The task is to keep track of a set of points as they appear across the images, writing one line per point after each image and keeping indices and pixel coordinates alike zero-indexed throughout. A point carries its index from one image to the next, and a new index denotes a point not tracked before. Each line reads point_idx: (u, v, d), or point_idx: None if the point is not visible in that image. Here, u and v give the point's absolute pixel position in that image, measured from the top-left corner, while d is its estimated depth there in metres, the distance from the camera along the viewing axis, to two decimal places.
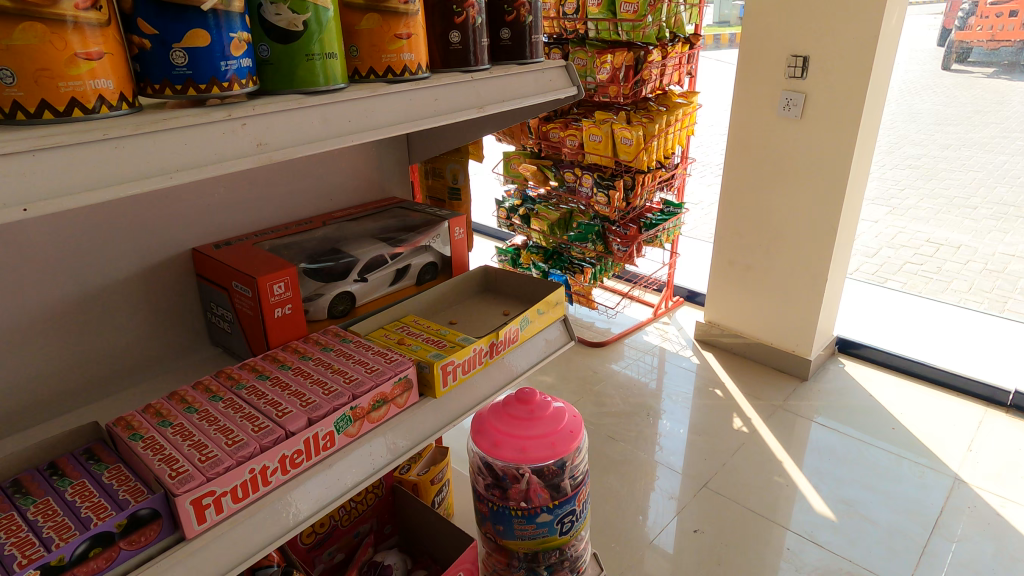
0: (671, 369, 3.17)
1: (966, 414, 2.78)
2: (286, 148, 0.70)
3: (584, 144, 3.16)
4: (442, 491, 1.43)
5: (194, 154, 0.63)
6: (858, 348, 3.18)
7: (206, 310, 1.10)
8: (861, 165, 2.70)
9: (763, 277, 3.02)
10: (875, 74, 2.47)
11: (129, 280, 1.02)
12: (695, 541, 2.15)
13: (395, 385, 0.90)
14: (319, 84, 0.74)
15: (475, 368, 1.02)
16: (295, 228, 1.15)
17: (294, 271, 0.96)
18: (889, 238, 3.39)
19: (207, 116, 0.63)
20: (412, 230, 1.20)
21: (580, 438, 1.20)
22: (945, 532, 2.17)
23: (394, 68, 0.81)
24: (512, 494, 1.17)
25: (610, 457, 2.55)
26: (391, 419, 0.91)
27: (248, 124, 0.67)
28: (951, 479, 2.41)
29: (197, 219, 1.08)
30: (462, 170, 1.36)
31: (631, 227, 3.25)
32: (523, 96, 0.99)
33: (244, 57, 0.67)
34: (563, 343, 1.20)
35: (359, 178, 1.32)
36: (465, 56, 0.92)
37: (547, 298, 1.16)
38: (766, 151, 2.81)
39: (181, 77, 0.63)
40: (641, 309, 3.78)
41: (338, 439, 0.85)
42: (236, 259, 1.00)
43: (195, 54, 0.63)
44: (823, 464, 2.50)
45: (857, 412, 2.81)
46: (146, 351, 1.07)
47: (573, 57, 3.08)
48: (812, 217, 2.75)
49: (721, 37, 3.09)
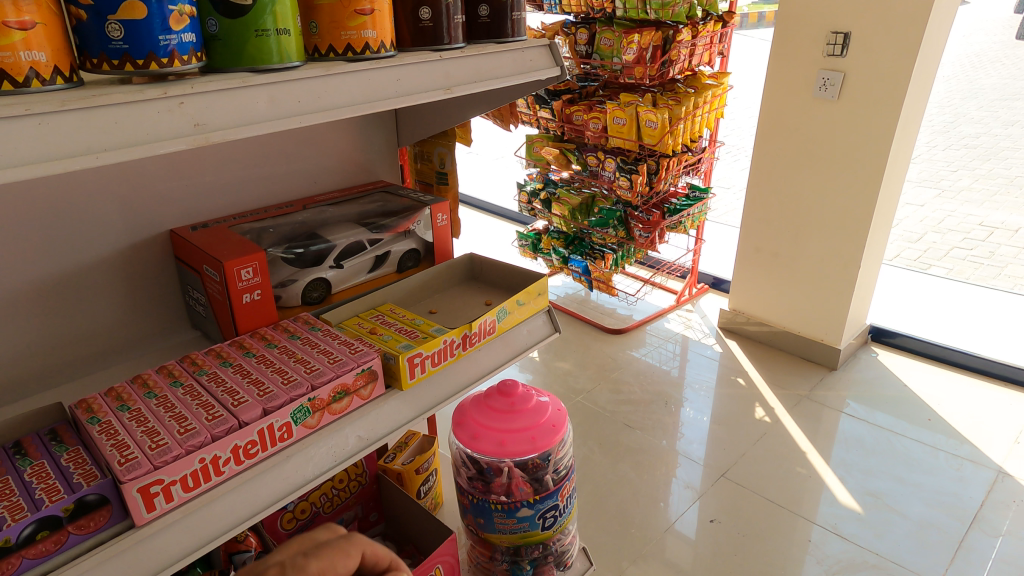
0: (694, 357, 3.09)
1: (1013, 404, 2.64)
2: (226, 129, 0.66)
3: (608, 127, 3.06)
4: (429, 480, 1.42)
5: (124, 134, 0.59)
6: (894, 338, 3.04)
7: (184, 293, 1.09)
8: (904, 145, 2.54)
9: (792, 264, 2.90)
10: (924, 48, 2.31)
11: (108, 261, 1.02)
12: (712, 532, 2.09)
13: (358, 376, 0.88)
14: (272, 62, 0.69)
15: (447, 360, 0.99)
16: (274, 212, 1.13)
17: (263, 256, 0.94)
18: (935, 222, 3.27)
19: (139, 93, 0.60)
20: (394, 215, 1.17)
21: (564, 432, 1.16)
22: (984, 526, 2.07)
23: (354, 46, 0.77)
24: (494, 487, 1.15)
25: (625, 445, 2.51)
26: (355, 411, 0.90)
27: (186, 103, 0.63)
28: (994, 471, 2.30)
29: (175, 202, 1.07)
30: (449, 154, 1.32)
31: (655, 211, 3.14)
32: (500, 78, 0.94)
33: (187, 32, 0.61)
34: (546, 335, 1.16)
35: (346, 160, 1.30)
36: (436, 35, 0.87)
37: (529, 288, 1.12)
38: (800, 134, 2.67)
39: (118, 51, 0.58)
40: (664, 296, 3.70)
41: (297, 430, 0.83)
42: (210, 243, 0.99)
43: (131, 27, 0.57)
44: (850, 456, 2.41)
45: (889, 404, 2.68)
46: (128, 332, 1.08)
47: (600, 37, 2.97)
48: (851, 200, 2.61)
49: (763, 15, 2.97)
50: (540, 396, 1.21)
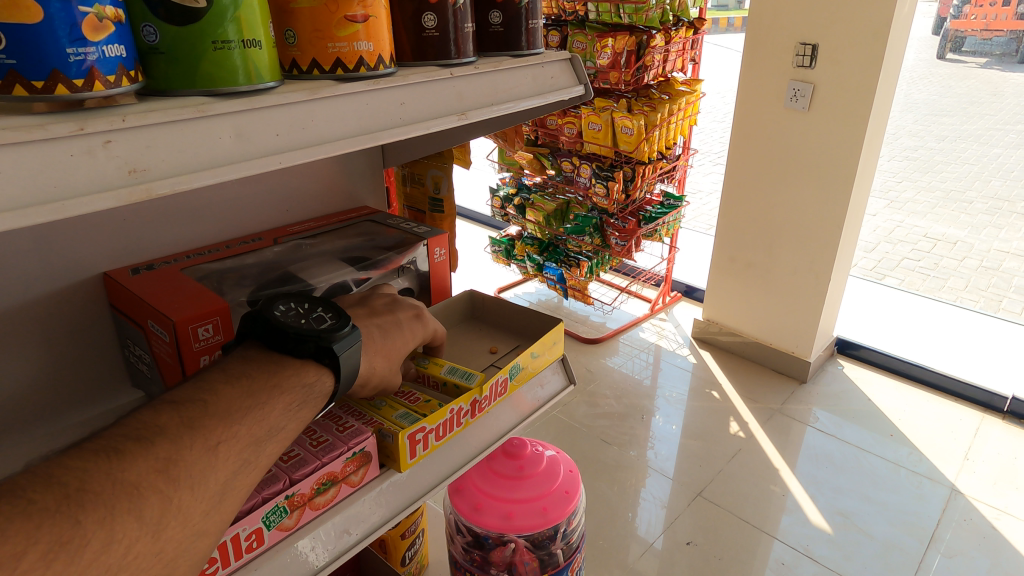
0: (666, 367, 2.93)
1: (964, 419, 2.55)
2: (173, 178, 0.49)
3: (583, 133, 2.93)
4: (414, 544, 1.28)
5: (24, 186, 0.42)
6: (858, 350, 2.91)
7: (124, 347, 0.90)
8: (874, 152, 2.44)
9: (766, 275, 2.77)
10: (891, 55, 2.22)
11: (24, 312, 0.83)
12: (687, 556, 1.94)
13: (348, 462, 0.74)
14: (238, 83, 0.53)
15: (453, 432, 0.85)
16: (240, 247, 0.96)
17: (225, 308, 0.76)
18: (886, 233, 3.32)
19: (40, 129, 0.42)
20: (385, 249, 1.00)
21: (576, 501, 1.13)
22: (942, 546, 1.97)
23: (345, 62, 0.61)
24: (495, 562, 1.11)
25: (601, 463, 2.33)
26: (341, 502, 0.75)
27: (114, 142, 0.46)
28: (949, 489, 2.20)
29: (114, 239, 0.89)
30: (445, 177, 1.17)
31: (631, 219, 2.99)
32: (516, 99, 0.80)
33: (112, 43, 0.44)
34: (561, 389, 1.03)
35: (320, 185, 1.14)
36: (443, 46, 0.72)
37: (545, 336, 0.98)
38: (769, 144, 2.56)
39: (0, 68, 0.40)
40: (639, 305, 3.50)
41: (269, 536, 0.68)
42: (155, 291, 0.80)
43: (21, 34, 0.40)
44: (820, 473, 2.28)
45: (860, 417, 2.57)
46: (48, 399, 0.89)
47: (572, 40, 2.81)
48: (823, 209, 2.49)
49: (723, 21, 2.89)
50: (546, 453, 1.18)
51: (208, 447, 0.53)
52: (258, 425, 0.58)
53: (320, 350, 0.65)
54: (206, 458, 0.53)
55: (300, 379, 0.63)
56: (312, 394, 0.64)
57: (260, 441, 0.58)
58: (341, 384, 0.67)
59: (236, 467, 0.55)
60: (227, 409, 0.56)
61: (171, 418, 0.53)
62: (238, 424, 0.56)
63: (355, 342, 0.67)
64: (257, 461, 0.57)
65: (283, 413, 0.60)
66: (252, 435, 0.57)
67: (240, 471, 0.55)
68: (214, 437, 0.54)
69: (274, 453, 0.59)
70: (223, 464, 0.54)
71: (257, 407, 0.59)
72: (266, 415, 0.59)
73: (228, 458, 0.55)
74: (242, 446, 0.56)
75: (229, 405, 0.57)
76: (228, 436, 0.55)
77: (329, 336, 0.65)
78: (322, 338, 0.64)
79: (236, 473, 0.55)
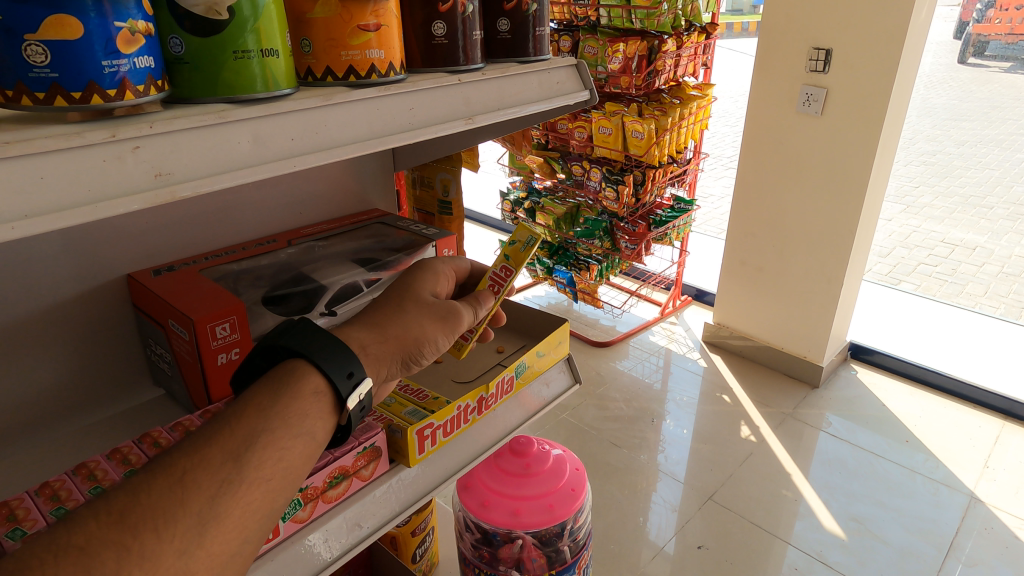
0: (676, 371, 2.93)
1: (982, 426, 2.52)
2: (197, 179, 0.51)
3: (593, 137, 2.94)
4: (425, 541, 1.30)
5: (60, 191, 0.44)
6: (872, 355, 2.89)
7: (146, 346, 0.94)
8: (889, 156, 2.43)
9: (776, 279, 2.76)
10: (906, 60, 2.21)
11: (52, 311, 0.87)
12: (699, 559, 1.94)
13: (358, 457, 0.76)
14: (256, 90, 0.55)
15: (460, 428, 0.87)
16: (256, 248, 0.99)
17: (242, 308, 0.79)
18: (902, 238, 3.27)
19: (78, 137, 0.45)
20: (394, 250, 1.02)
21: (582, 499, 1.15)
22: (961, 556, 1.95)
23: (358, 69, 0.64)
24: (503, 559, 1.13)
25: (610, 465, 2.34)
26: (352, 495, 0.78)
27: (143, 147, 0.48)
28: (967, 497, 2.18)
29: (136, 242, 0.92)
30: (454, 180, 1.18)
31: (641, 223, 3.01)
32: (523, 102, 0.82)
33: (143, 55, 0.47)
34: (567, 388, 1.05)
35: (333, 189, 1.17)
36: (452, 53, 0.75)
37: (550, 337, 0.99)
38: (781, 148, 2.56)
39: (43, 81, 0.43)
40: (649, 309, 3.49)
41: (284, 528, 0.71)
42: (173, 291, 0.83)
43: (64, 49, 0.43)
44: (833, 478, 2.27)
45: (873, 423, 2.55)
46: (73, 396, 0.92)
47: (584, 45, 2.82)
48: (836, 214, 2.48)
49: (737, 26, 2.89)
50: (553, 451, 1.19)
51: (172, 481, 0.50)
52: (229, 439, 0.53)
53: (268, 354, 0.63)
54: (173, 493, 0.49)
55: (264, 382, 0.59)
56: (284, 385, 0.59)
57: (238, 456, 0.53)
58: (317, 353, 0.61)
59: (214, 490, 0.51)
60: (188, 443, 0.53)
61: (133, 475, 0.51)
62: (205, 449, 0.52)
63: (304, 322, 0.63)
64: (238, 474, 0.52)
65: (254, 420, 0.55)
66: (224, 451, 0.53)
67: (222, 492, 0.51)
68: (177, 470, 0.51)
69: (262, 461, 0.54)
70: (196, 494, 0.50)
71: (218, 428, 0.54)
72: (236, 428, 0.54)
73: (201, 486, 0.50)
74: (215, 467, 0.52)
75: (192, 438, 0.54)
76: (195, 464, 0.51)
77: (269, 338, 0.63)
78: (265, 345, 0.63)
79: (216, 495, 0.51)
